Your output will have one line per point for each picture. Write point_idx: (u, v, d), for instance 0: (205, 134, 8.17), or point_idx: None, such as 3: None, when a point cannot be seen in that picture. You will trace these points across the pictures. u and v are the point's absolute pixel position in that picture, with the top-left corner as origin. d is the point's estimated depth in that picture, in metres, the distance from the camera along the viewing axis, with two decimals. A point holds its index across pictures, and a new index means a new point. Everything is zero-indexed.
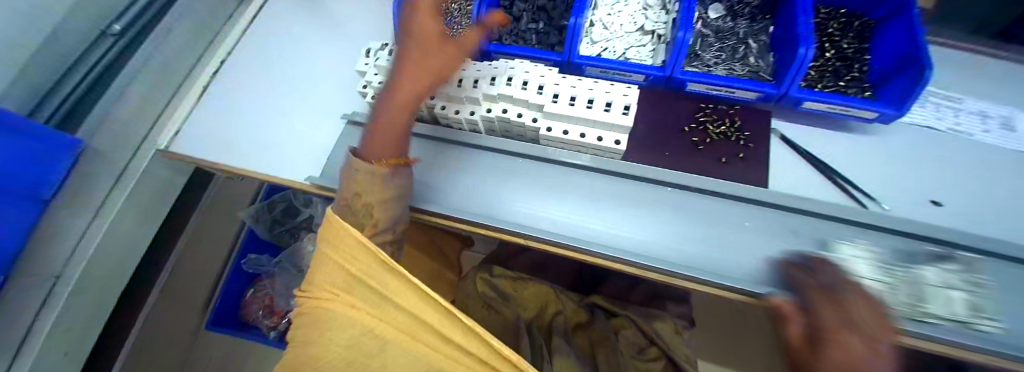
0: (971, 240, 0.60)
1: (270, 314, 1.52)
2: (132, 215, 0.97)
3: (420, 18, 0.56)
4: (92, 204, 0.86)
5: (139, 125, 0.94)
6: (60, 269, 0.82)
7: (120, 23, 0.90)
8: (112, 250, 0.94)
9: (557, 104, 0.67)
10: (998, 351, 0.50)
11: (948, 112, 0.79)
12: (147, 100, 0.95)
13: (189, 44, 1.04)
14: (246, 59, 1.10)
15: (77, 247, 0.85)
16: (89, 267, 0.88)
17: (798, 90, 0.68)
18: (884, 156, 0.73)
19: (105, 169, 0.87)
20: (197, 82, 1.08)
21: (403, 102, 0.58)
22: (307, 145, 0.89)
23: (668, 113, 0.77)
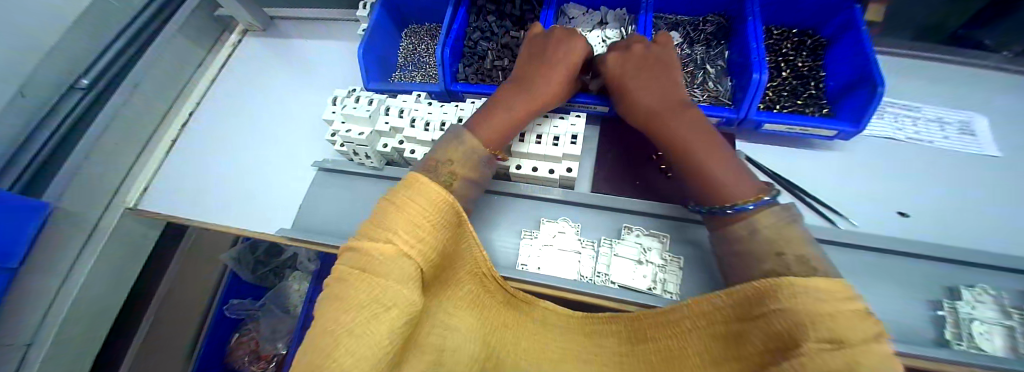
0: (923, 248, 0.63)
1: (258, 359, 1.47)
2: (105, 273, 0.94)
3: (546, 85, 0.63)
4: (63, 265, 0.85)
5: (108, 180, 0.91)
6: (30, 337, 0.81)
7: (88, 78, 0.94)
8: (84, 312, 0.91)
9: (525, 143, 0.68)
10: (957, 361, 0.54)
11: (906, 121, 0.82)
12: (118, 152, 0.93)
13: (162, 90, 1.04)
14: (218, 106, 1.09)
15: (48, 312, 0.83)
16: (61, 332, 0.86)
17: (756, 113, 0.70)
18: (846, 170, 0.75)
19: (73, 228, 0.85)
20: (167, 138, 1.04)
21: (507, 116, 0.59)
22: (279, 193, 0.88)
23: (636, 142, 0.79)
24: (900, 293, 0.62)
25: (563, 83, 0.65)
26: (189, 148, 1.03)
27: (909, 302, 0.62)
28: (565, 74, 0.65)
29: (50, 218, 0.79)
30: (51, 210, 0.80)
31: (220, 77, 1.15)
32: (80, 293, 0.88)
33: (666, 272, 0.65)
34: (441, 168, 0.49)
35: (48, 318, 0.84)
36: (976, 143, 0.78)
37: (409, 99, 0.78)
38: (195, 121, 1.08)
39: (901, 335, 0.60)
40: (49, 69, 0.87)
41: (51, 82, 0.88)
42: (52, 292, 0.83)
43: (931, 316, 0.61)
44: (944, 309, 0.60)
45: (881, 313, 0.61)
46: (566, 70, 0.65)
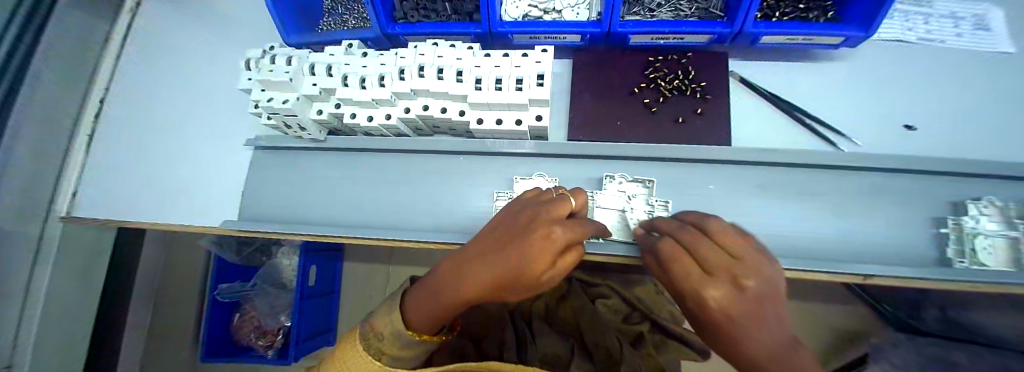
0: (936, 163, 0.57)
1: (263, 335, 1.45)
2: (71, 288, 0.81)
3: (471, 273, 0.44)
4: (16, 287, 0.71)
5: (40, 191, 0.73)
6: (7, 361, 0.71)
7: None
8: (60, 332, 0.81)
9: (481, 91, 0.57)
10: (968, 279, 0.51)
11: (918, 20, 0.71)
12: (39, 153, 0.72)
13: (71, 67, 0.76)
14: (134, 82, 0.82)
15: (16, 338, 0.72)
16: (39, 356, 0.77)
17: (754, 25, 0.59)
18: (852, 83, 0.66)
19: (14, 249, 0.70)
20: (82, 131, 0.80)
21: (434, 306, 0.44)
22: (214, 181, 0.76)
23: (613, 74, 0.67)
24: (903, 215, 0.58)
25: (510, 257, 0.42)
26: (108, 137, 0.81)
27: (911, 221, 0.58)
28: (496, 267, 0.43)
29: None
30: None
31: None
32: (49, 311, 0.77)
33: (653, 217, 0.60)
34: (370, 327, 0.46)
35: (19, 344, 0.73)
36: (991, 39, 0.69)
37: (337, 51, 0.64)
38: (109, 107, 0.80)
39: (897, 257, 0.57)
40: None
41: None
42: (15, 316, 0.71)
43: (933, 235, 0.58)
44: (948, 227, 0.57)
45: (878, 237, 0.58)
46: (506, 262, 0.43)
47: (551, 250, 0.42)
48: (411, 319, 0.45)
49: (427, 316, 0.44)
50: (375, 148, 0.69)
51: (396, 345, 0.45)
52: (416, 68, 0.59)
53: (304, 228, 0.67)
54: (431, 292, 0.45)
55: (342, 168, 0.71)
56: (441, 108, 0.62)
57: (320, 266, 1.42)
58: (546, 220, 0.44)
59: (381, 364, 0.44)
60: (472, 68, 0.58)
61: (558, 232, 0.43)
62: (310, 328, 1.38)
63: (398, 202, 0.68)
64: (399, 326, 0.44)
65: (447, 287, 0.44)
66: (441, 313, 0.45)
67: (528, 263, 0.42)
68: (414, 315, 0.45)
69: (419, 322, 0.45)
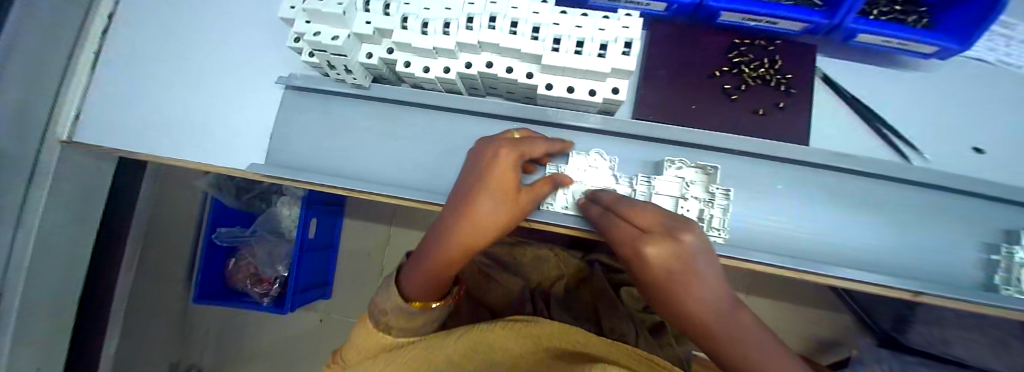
0: (1004, 190, 0.56)
1: (258, 282, 1.40)
2: (65, 211, 0.75)
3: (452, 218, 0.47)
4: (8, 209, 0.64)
5: (40, 104, 0.65)
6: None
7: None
8: (53, 256, 0.75)
9: (559, 53, 0.51)
10: (1013, 305, 0.52)
11: (1001, 42, 0.66)
12: (39, 61, 0.63)
13: None
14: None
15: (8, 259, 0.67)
16: (29, 282, 0.72)
17: (854, 20, 0.55)
18: (930, 96, 0.64)
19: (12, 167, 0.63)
20: (86, 50, 0.72)
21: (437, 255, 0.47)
22: (233, 117, 0.68)
23: (694, 52, 0.62)
24: (956, 237, 0.58)
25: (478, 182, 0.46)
26: (120, 59, 0.74)
27: (963, 244, 0.58)
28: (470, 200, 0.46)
29: None
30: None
31: None
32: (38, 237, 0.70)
33: (714, 206, 0.56)
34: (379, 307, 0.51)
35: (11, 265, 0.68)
36: None
37: None
38: (118, 29, 0.75)
39: (942, 278, 0.58)
40: None
41: None
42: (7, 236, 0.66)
43: (981, 260, 0.58)
44: (999, 254, 0.57)
45: (928, 255, 0.58)
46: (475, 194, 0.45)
47: (508, 177, 0.45)
48: (407, 291, 0.49)
49: (428, 274, 0.48)
50: (423, 104, 0.63)
51: (401, 313, 0.49)
52: (487, 19, 0.53)
53: (338, 181, 0.62)
54: (425, 255, 0.49)
55: (384, 122, 0.65)
56: (507, 67, 0.56)
57: (321, 219, 1.36)
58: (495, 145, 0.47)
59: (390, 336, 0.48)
60: (550, 26, 0.52)
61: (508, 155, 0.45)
62: (310, 278, 1.36)
63: (441, 164, 0.64)
64: (397, 302, 0.48)
65: (437, 249, 0.47)
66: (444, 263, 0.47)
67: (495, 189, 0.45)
68: (413, 281, 0.49)
69: (416, 287, 0.49)
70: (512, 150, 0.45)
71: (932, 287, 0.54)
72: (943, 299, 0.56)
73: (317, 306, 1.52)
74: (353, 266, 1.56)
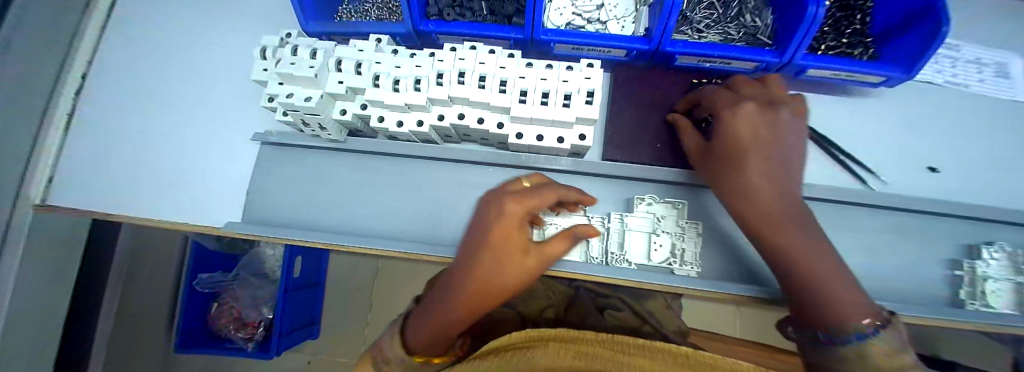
0: (958, 208, 0.59)
1: (243, 327, 1.35)
2: (46, 277, 0.72)
3: (457, 268, 0.44)
4: None
5: (11, 172, 0.63)
6: None
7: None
8: (34, 326, 0.72)
9: (526, 105, 0.53)
10: (983, 323, 0.54)
11: (946, 63, 0.69)
12: (13, 133, 0.62)
13: (55, 35, 0.67)
14: (126, 57, 0.76)
15: None
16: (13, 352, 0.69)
17: (803, 57, 0.58)
18: (888, 119, 0.66)
19: None
20: (60, 112, 0.71)
21: (436, 317, 0.42)
22: (209, 173, 0.68)
23: (656, 93, 0.65)
24: (920, 255, 0.61)
25: (481, 232, 0.42)
26: (93, 119, 0.73)
27: (927, 262, 0.61)
28: (469, 251, 0.43)
29: None
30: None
31: (122, 14, 0.78)
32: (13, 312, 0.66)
33: (684, 240, 0.59)
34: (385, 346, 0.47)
35: None
36: (1010, 87, 0.68)
37: (366, 47, 0.58)
38: (98, 88, 0.75)
39: (913, 296, 0.60)
40: None
41: None
42: None
43: (947, 275, 0.60)
44: (962, 270, 0.59)
45: (897, 275, 0.60)
46: (477, 239, 0.42)
47: (510, 237, 0.40)
48: (409, 342, 0.44)
49: (430, 331, 0.43)
50: (398, 154, 0.65)
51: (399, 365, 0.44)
52: (456, 75, 0.55)
53: (316, 235, 0.61)
54: (428, 311, 0.44)
55: (361, 172, 0.66)
56: (478, 118, 0.58)
57: (305, 257, 1.33)
58: (498, 199, 0.42)
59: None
60: (516, 79, 0.55)
61: (511, 206, 0.41)
62: (294, 321, 1.31)
63: (419, 211, 0.64)
64: (399, 352, 0.44)
65: (438, 311, 0.42)
66: (442, 321, 0.42)
67: (497, 241, 0.40)
68: (415, 332, 0.44)
69: (421, 341, 0.44)
70: (518, 204, 0.41)
71: (904, 309, 0.55)
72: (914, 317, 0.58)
73: (304, 348, 1.47)
74: (342, 304, 1.51)
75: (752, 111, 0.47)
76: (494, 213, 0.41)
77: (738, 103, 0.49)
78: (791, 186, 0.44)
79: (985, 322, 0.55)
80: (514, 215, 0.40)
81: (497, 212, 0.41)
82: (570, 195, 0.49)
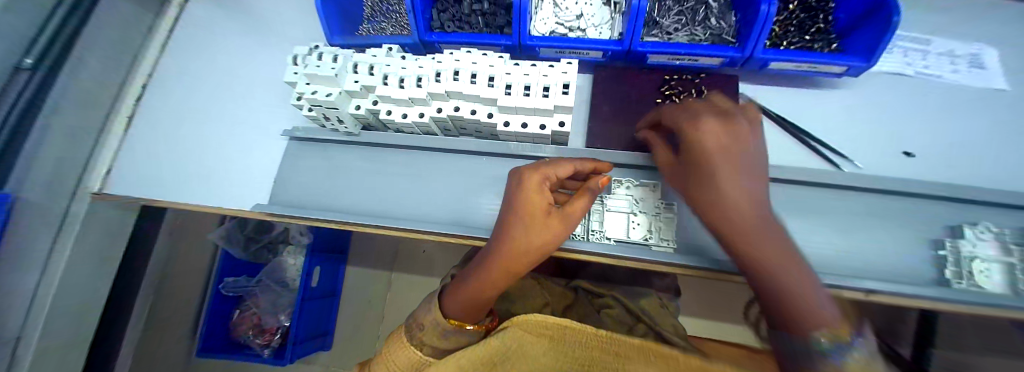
0: (934, 188, 0.60)
1: (261, 333, 1.42)
2: (89, 259, 0.86)
3: (492, 239, 0.52)
4: (38, 255, 0.74)
5: (72, 162, 0.78)
6: (18, 331, 0.74)
7: (33, 56, 0.71)
8: (70, 304, 0.84)
9: (511, 96, 0.61)
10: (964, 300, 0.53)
11: (917, 56, 0.73)
12: (76, 132, 0.77)
13: (116, 53, 0.84)
14: (178, 68, 0.92)
15: (32, 303, 0.75)
16: (50, 321, 0.80)
17: (763, 51, 0.64)
18: (860, 108, 0.69)
19: (45, 220, 0.74)
20: (121, 114, 0.87)
21: (471, 284, 0.50)
22: (240, 164, 0.80)
23: (633, 89, 0.72)
24: (900, 235, 0.61)
25: (508, 204, 0.51)
26: (147, 120, 0.88)
27: (909, 242, 0.61)
28: (501, 223, 0.51)
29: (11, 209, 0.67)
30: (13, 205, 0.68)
31: (177, 35, 0.95)
32: (63, 279, 0.80)
33: (660, 219, 0.63)
34: (415, 322, 0.53)
35: (34, 309, 0.76)
36: (985, 76, 0.71)
37: (379, 54, 0.70)
38: (152, 94, 0.90)
39: (896, 277, 0.60)
40: None
41: None
42: (36, 277, 0.75)
43: (930, 256, 0.60)
44: (945, 250, 0.59)
45: (877, 256, 0.61)
46: (505, 212, 0.51)
47: (530, 202, 0.48)
48: (447, 308, 0.51)
49: (466, 297, 0.50)
50: (402, 144, 0.74)
51: (435, 332, 0.50)
52: (451, 73, 0.64)
53: (332, 214, 0.71)
54: (464, 279, 0.51)
55: (370, 162, 0.75)
56: (471, 110, 0.66)
57: (323, 268, 1.41)
58: (521, 175, 0.51)
59: (421, 353, 0.49)
60: (503, 75, 0.64)
61: (529, 178, 0.49)
62: (311, 329, 1.36)
63: (418, 196, 0.72)
64: (435, 315, 0.51)
65: (473, 278, 0.50)
66: (478, 285, 0.49)
67: (520, 208, 0.48)
68: (451, 301, 0.51)
69: (456, 308, 0.50)
70: (534, 174, 0.49)
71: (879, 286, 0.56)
72: (895, 297, 0.58)
73: (317, 358, 1.52)
74: (353, 313, 1.55)
75: (714, 125, 0.46)
76: (517, 187, 0.50)
77: (699, 116, 0.47)
78: (749, 189, 0.43)
79: (969, 301, 0.54)
80: (531, 188, 0.48)
81: (519, 187, 0.50)
82: (584, 166, 0.55)
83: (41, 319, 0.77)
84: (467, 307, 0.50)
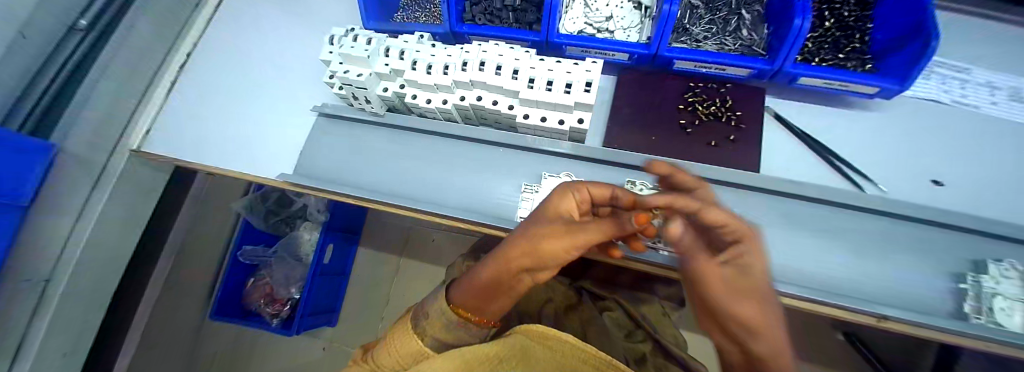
0: (961, 219, 0.58)
1: (272, 303, 1.47)
2: (118, 212, 0.91)
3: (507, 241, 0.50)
4: (77, 203, 0.80)
5: (116, 119, 0.83)
6: (50, 273, 0.79)
7: (87, 17, 0.76)
8: (96, 254, 0.89)
9: (534, 90, 0.63)
10: (982, 336, 0.51)
11: (954, 84, 0.71)
12: (121, 92, 0.83)
13: (166, 22, 0.91)
14: (219, 40, 0.98)
15: (65, 248, 0.80)
16: (79, 267, 0.85)
17: (792, 66, 0.63)
18: (890, 132, 0.68)
19: (87, 172, 0.79)
20: (164, 78, 0.93)
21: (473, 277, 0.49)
22: (268, 135, 0.84)
23: (656, 94, 0.73)
24: (920, 265, 0.59)
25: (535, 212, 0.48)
26: (187, 86, 0.94)
27: (929, 273, 0.59)
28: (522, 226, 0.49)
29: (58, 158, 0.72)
30: (57, 153, 0.72)
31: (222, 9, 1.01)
32: (96, 228, 0.85)
33: None
34: (422, 312, 0.54)
35: (67, 254, 0.81)
36: None
37: (410, 40, 0.72)
38: (194, 63, 0.96)
39: (911, 307, 0.58)
40: (48, 15, 0.69)
41: (52, 21, 0.70)
42: (69, 226, 0.80)
43: (951, 289, 0.58)
44: (967, 283, 0.57)
45: (893, 283, 0.59)
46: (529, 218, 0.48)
47: (555, 209, 0.45)
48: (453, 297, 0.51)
49: (468, 290, 0.49)
50: (423, 129, 0.76)
51: (440, 322, 0.51)
52: (478, 63, 0.66)
53: (352, 189, 0.74)
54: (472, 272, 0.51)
55: (391, 143, 0.78)
56: (493, 101, 0.68)
57: (337, 246, 1.45)
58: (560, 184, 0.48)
59: (423, 342, 0.51)
60: (528, 69, 0.65)
61: (561, 186, 0.47)
62: (318, 303, 1.41)
63: (433, 180, 0.74)
64: (441, 305, 0.51)
65: (477, 270, 0.49)
66: (479, 279, 0.48)
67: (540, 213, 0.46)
68: (456, 291, 0.51)
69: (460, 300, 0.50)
70: (568, 184, 0.47)
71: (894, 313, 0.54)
72: (908, 326, 0.57)
73: (320, 333, 1.56)
74: (360, 293, 1.60)
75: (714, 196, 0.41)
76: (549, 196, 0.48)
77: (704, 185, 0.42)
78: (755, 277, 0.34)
79: (989, 338, 0.52)
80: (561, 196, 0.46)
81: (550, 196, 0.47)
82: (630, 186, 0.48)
83: (72, 264, 0.82)
84: (472, 305, 0.50)
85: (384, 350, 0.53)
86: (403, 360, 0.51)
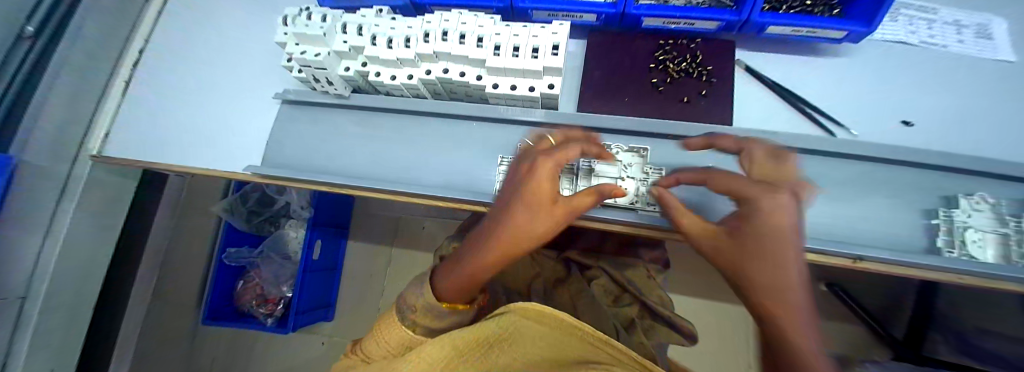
0: (934, 156, 0.58)
1: (264, 302, 1.44)
2: (89, 222, 0.87)
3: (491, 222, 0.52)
4: (43, 216, 0.77)
5: (73, 125, 0.79)
6: (24, 290, 0.76)
7: (34, 24, 0.72)
8: (73, 267, 0.86)
9: (500, 57, 0.60)
10: (955, 268, 0.52)
11: (922, 25, 0.71)
12: (76, 97, 0.78)
13: (115, 17, 0.85)
14: (173, 33, 0.92)
15: (37, 264, 0.78)
16: (56, 281, 0.82)
17: (760, 15, 0.61)
18: (860, 76, 0.67)
19: (49, 183, 0.76)
20: (119, 78, 0.88)
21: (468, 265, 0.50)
22: (231, 128, 0.80)
23: (626, 55, 0.71)
24: (894, 205, 0.60)
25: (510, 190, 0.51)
26: (144, 85, 0.89)
27: (902, 212, 0.60)
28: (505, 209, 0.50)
29: (15, 171, 0.69)
30: (16, 164, 0.69)
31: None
32: (66, 241, 0.82)
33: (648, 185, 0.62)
34: (406, 300, 0.51)
35: (40, 269, 0.78)
36: (993, 46, 0.69)
37: (369, 14, 0.69)
38: (148, 59, 0.91)
39: (887, 246, 0.59)
40: None
41: None
42: (39, 238, 0.77)
43: (923, 226, 0.59)
44: (938, 218, 0.58)
45: (868, 225, 0.60)
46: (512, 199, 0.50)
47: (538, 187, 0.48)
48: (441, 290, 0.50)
49: (462, 280, 0.49)
50: (391, 108, 0.73)
51: (429, 314, 0.49)
52: (440, 33, 0.64)
53: (323, 176, 0.71)
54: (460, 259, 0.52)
55: (360, 126, 0.75)
56: (460, 72, 0.66)
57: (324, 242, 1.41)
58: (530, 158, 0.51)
59: (413, 333, 0.48)
60: (492, 35, 0.63)
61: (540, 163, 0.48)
62: (311, 301, 1.38)
63: (408, 160, 0.72)
64: (428, 297, 0.49)
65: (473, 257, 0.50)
66: (477, 265, 0.49)
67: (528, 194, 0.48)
68: (445, 282, 0.50)
69: (450, 291, 0.50)
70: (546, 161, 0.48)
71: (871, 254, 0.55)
72: (882, 265, 0.57)
73: (319, 330, 1.54)
74: (354, 287, 1.58)
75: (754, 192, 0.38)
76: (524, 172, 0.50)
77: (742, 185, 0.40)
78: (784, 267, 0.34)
79: (963, 270, 0.53)
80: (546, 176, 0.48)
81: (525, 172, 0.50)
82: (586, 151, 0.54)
83: (47, 279, 0.80)
84: (462, 290, 0.50)
85: (374, 340, 0.51)
86: (393, 350, 0.49)
